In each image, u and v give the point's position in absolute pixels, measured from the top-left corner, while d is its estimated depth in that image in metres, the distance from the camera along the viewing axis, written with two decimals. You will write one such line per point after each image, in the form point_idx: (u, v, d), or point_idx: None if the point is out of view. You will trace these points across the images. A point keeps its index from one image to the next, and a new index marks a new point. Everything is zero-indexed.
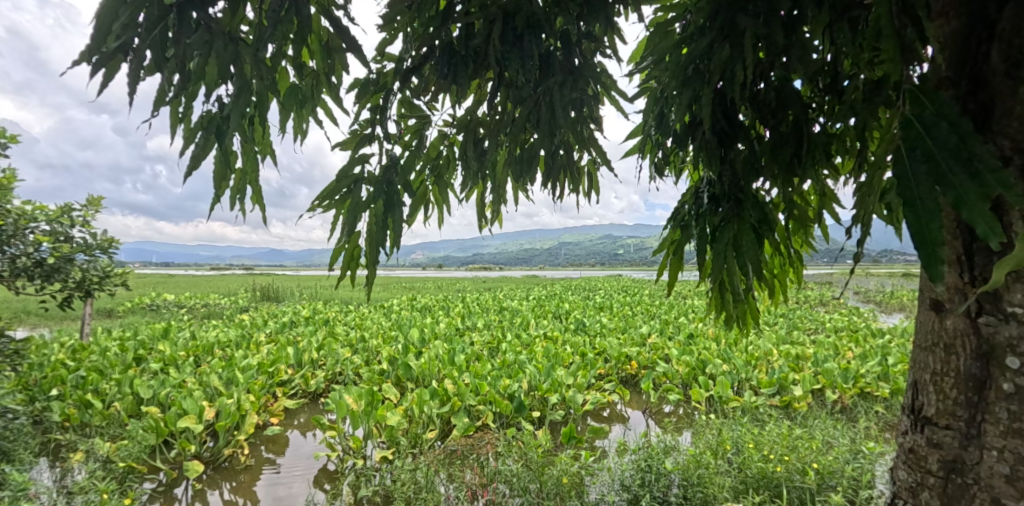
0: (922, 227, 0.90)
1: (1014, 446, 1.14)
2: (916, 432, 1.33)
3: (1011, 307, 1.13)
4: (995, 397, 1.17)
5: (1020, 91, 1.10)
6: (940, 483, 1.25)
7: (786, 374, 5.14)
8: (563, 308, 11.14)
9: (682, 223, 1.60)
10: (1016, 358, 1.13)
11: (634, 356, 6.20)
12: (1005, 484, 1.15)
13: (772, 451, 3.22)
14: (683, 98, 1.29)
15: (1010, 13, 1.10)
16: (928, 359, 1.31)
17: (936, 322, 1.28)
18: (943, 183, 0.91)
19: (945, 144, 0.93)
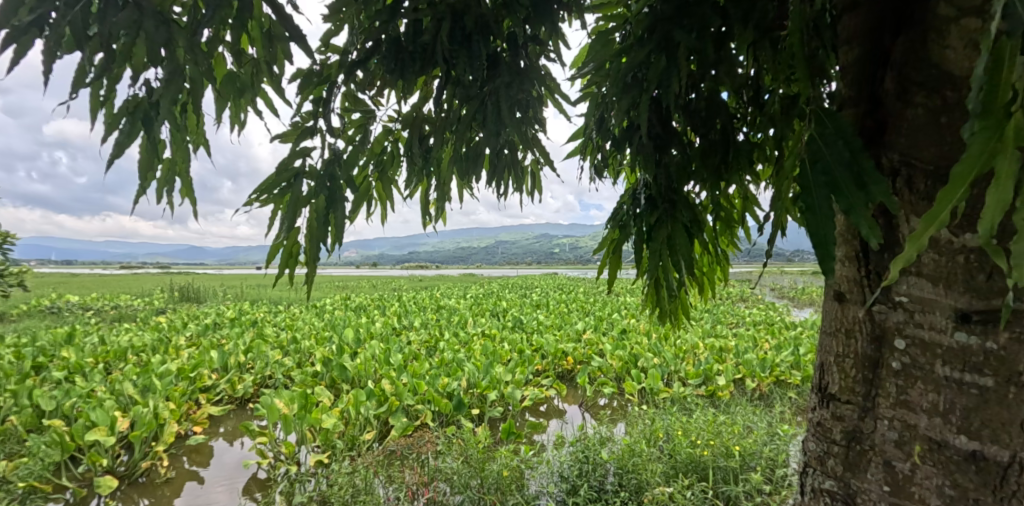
0: (818, 230, 1.01)
1: (903, 416, 1.12)
2: (819, 407, 1.28)
3: (898, 296, 1.12)
4: (887, 374, 1.15)
5: (908, 111, 1.12)
6: (842, 451, 1.21)
7: (711, 366, 5.47)
8: (500, 305, 11.26)
9: (621, 223, 1.68)
10: (904, 339, 1.11)
11: (570, 352, 6.37)
12: (896, 449, 1.13)
13: (698, 437, 3.45)
14: (622, 104, 1.35)
15: (902, 43, 1.13)
16: (830, 343, 1.27)
17: (837, 310, 1.25)
18: (838, 193, 1.02)
19: (841, 158, 1.04)
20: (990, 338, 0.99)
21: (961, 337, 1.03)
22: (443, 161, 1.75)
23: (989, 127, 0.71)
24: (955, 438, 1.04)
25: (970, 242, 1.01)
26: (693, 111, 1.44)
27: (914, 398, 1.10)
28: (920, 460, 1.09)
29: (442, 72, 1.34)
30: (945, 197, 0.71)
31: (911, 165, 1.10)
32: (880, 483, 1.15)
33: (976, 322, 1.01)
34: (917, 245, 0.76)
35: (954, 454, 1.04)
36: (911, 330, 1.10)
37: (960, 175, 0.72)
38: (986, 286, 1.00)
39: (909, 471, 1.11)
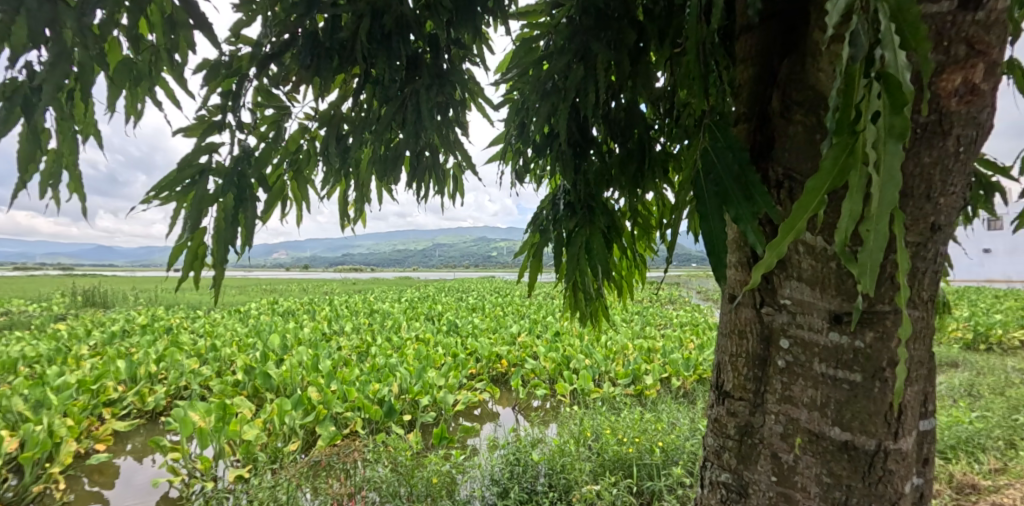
0: (712, 236, 1.06)
1: (788, 410, 1.07)
2: (715, 404, 1.23)
3: (783, 298, 1.07)
4: (773, 371, 1.10)
5: (790, 129, 1.08)
6: (735, 445, 1.16)
7: (639, 366, 5.68)
8: (435, 309, 11.15)
9: (541, 227, 1.69)
10: (787, 338, 1.07)
11: (504, 355, 6.41)
12: (782, 442, 1.08)
13: (625, 435, 3.56)
14: (542, 112, 1.38)
15: (788, 62, 1.09)
16: (724, 342, 1.22)
17: (731, 311, 1.21)
18: (728, 202, 1.06)
19: (730, 170, 1.08)
20: (860, 336, 0.97)
21: (835, 336, 1.00)
22: (362, 162, 1.70)
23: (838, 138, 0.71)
24: (831, 429, 1.01)
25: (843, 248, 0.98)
26: (612, 120, 1.50)
27: (796, 393, 1.05)
28: (802, 453, 1.05)
29: (361, 71, 1.32)
30: (800, 208, 0.71)
31: (793, 180, 1.07)
32: (767, 474, 1.10)
33: (849, 323, 0.98)
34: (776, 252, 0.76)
35: (830, 445, 1.01)
36: (794, 330, 1.06)
37: (815, 186, 0.71)
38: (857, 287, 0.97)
39: (792, 463, 1.06)
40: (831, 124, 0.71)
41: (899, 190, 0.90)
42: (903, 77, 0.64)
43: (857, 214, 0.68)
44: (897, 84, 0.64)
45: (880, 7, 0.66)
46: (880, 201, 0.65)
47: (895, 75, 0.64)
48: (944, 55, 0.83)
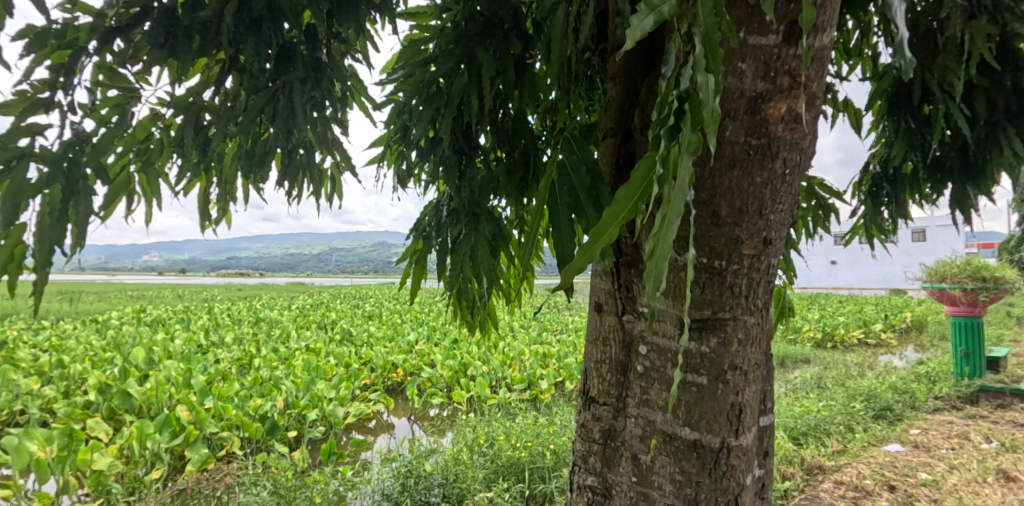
0: (564, 247, 1.06)
1: (645, 412, 1.12)
2: (584, 409, 1.27)
3: (642, 306, 1.13)
4: (634, 376, 1.15)
5: (650, 144, 1.12)
6: (600, 448, 1.21)
7: (534, 371, 5.80)
8: (329, 317, 10.63)
9: (423, 233, 1.66)
10: (645, 345, 1.12)
11: (400, 363, 6.23)
12: (641, 443, 1.13)
13: (518, 440, 3.61)
14: (425, 116, 1.36)
15: (648, 82, 1.13)
16: (592, 350, 1.27)
17: (598, 320, 1.25)
18: (580, 212, 1.07)
19: (583, 183, 1.09)
20: (705, 341, 1.03)
21: (685, 343, 1.05)
22: (226, 157, 1.56)
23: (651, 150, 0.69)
24: (681, 429, 1.06)
25: (680, 261, 1.03)
26: (500, 129, 1.51)
27: (652, 397, 1.11)
28: (658, 453, 1.10)
29: (226, 56, 1.23)
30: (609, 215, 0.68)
31: None
32: (629, 475, 1.15)
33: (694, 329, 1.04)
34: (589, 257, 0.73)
35: (681, 444, 1.06)
36: (651, 336, 1.11)
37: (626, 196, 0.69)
38: (699, 296, 1.02)
39: (649, 463, 1.11)
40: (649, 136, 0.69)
41: (737, 207, 0.99)
42: (710, 97, 0.60)
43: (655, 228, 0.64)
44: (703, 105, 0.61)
45: (696, 30, 0.63)
46: (670, 216, 0.61)
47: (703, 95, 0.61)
48: (772, 83, 0.93)
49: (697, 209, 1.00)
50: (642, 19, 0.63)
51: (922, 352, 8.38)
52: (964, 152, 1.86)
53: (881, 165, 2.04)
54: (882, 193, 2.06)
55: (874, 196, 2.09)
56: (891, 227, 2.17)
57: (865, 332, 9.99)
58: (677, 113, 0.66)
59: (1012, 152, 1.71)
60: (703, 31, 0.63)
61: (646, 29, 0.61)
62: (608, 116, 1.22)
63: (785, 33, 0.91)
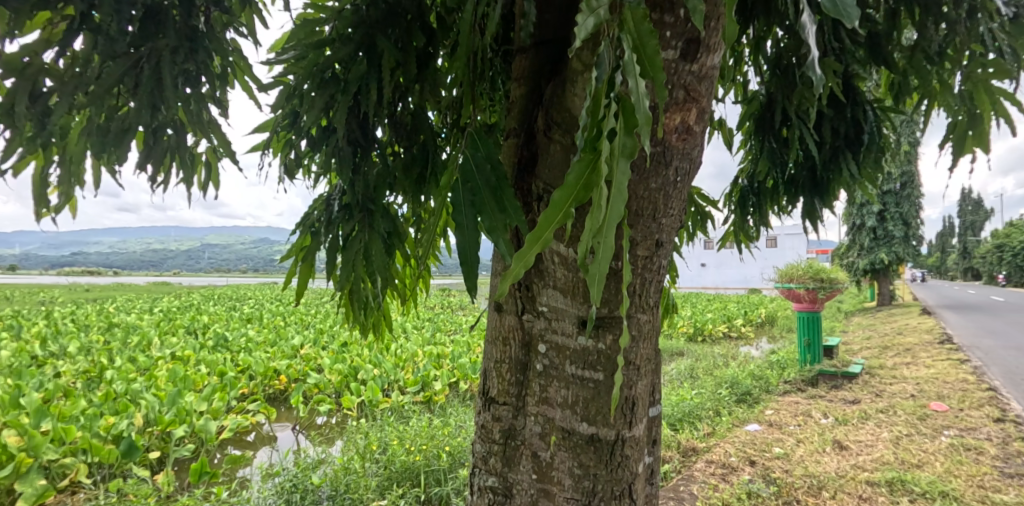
0: (465, 246, 1.00)
1: (545, 410, 1.15)
2: (484, 410, 1.26)
3: (541, 305, 1.14)
4: (533, 375, 1.17)
5: (551, 147, 1.14)
6: (500, 448, 1.21)
7: (428, 372, 5.72)
8: (199, 320, 9.67)
9: (312, 229, 1.55)
10: (544, 343, 1.14)
11: (283, 369, 5.84)
12: (540, 440, 1.15)
13: (413, 444, 3.54)
14: (317, 103, 1.27)
15: (552, 83, 1.15)
16: (491, 349, 1.26)
17: (497, 319, 1.25)
18: (482, 212, 1.03)
19: (487, 181, 1.05)
20: (601, 339, 1.08)
21: (583, 340, 1.09)
22: (74, 133, 1.34)
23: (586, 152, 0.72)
24: (579, 425, 1.10)
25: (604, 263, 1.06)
26: (398, 123, 1.46)
27: (551, 394, 1.13)
28: (557, 449, 1.13)
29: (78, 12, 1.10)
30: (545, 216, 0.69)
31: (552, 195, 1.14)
32: (528, 473, 1.16)
33: (592, 327, 1.08)
34: (526, 260, 0.74)
35: (579, 439, 1.10)
36: (551, 335, 1.14)
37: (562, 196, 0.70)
38: (598, 295, 1.07)
39: (549, 460, 1.14)
40: (582, 140, 0.71)
41: (634, 210, 1.04)
42: (642, 101, 0.64)
43: (594, 229, 0.66)
44: (633, 108, 0.65)
45: (623, 36, 0.67)
46: (608, 219, 0.64)
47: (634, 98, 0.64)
48: (669, 95, 0.99)
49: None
50: (585, 20, 0.65)
51: (773, 342, 9.52)
52: (812, 173, 2.11)
53: (748, 179, 2.30)
54: (749, 203, 2.33)
55: (742, 204, 2.37)
56: (755, 233, 2.46)
57: (729, 325, 11.10)
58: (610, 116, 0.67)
59: (848, 173, 1.99)
60: (634, 38, 0.67)
61: (589, 29, 0.63)
62: (513, 115, 1.23)
63: (682, 49, 0.97)
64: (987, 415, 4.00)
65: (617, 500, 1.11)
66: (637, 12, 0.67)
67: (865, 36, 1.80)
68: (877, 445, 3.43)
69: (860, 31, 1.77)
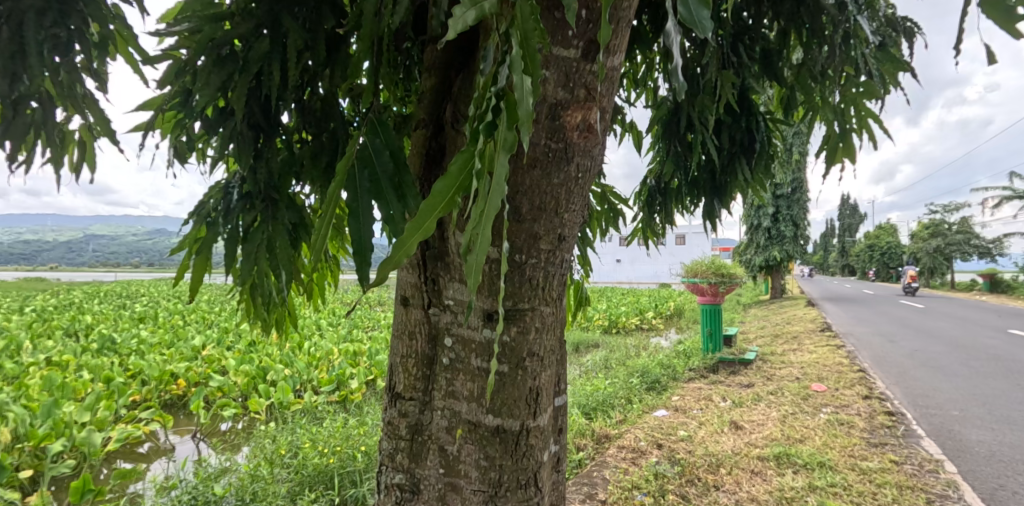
0: (360, 233, 0.99)
1: (451, 403, 1.15)
2: (391, 406, 1.25)
3: (448, 299, 1.14)
4: (440, 369, 1.16)
5: (459, 139, 1.14)
6: (408, 444, 1.20)
7: (344, 371, 5.54)
8: (80, 320, 8.70)
9: (207, 220, 1.41)
10: (450, 336, 1.14)
11: (181, 373, 5.40)
12: (446, 434, 1.15)
13: (326, 446, 3.41)
14: (213, 82, 1.19)
15: (462, 75, 1.14)
16: (398, 344, 1.25)
17: (404, 313, 1.24)
18: (380, 200, 1.01)
19: (386, 170, 1.04)
20: (505, 331, 1.08)
21: (487, 333, 1.09)
22: None
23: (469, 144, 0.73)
24: (485, 417, 1.11)
25: (497, 254, 1.06)
26: (308, 110, 1.41)
27: (457, 388, 1.13)
28: (463, 442, 1.13)
29: None
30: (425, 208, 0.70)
31: None
32: (436, 467, 1.16)
33: (497, 319, 1.08)
34: (403, 253, 0.73)
35: (485, 431, 1.11)
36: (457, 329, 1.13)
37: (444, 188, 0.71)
38: (502, 289, 1.07)
39: (456, 453, 1.13)
40: (468, 130, 0.72)
41: (536, 205, 1.06)
42: (525, 98, 0.65)
43: (476, 220, 0.67)
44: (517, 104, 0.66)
45: (512, 33, 0.67)
46: (487, 211, 0.64)
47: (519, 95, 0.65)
48: (570, 93, 1.02)
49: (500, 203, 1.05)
50: (464, 13, 0.64)
51: (681, 332, 10.12)
52: (712, 176, 2.25)
53: (655, 180, 2.42)
54: (656, 203, 2.47)
55: (649, 203, 2.50)
56: (661, 231, 2.61)
57: (641, 318, 11.66)
58: (494, 110, 0.69)
59: (743, 178, 2.16)
60: (521, 34, 0.67)
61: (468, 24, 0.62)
62: (424, 105, 1.21)
63: (583, 49, 1.02)
64: (857, 394, 4.51)
65: (523, 489, 1.13)
66: (526, 8, 0.67)
67: (760, 52, 1.97)
68: (767, 423, 3.76)
69: (756, 47, 1.94)
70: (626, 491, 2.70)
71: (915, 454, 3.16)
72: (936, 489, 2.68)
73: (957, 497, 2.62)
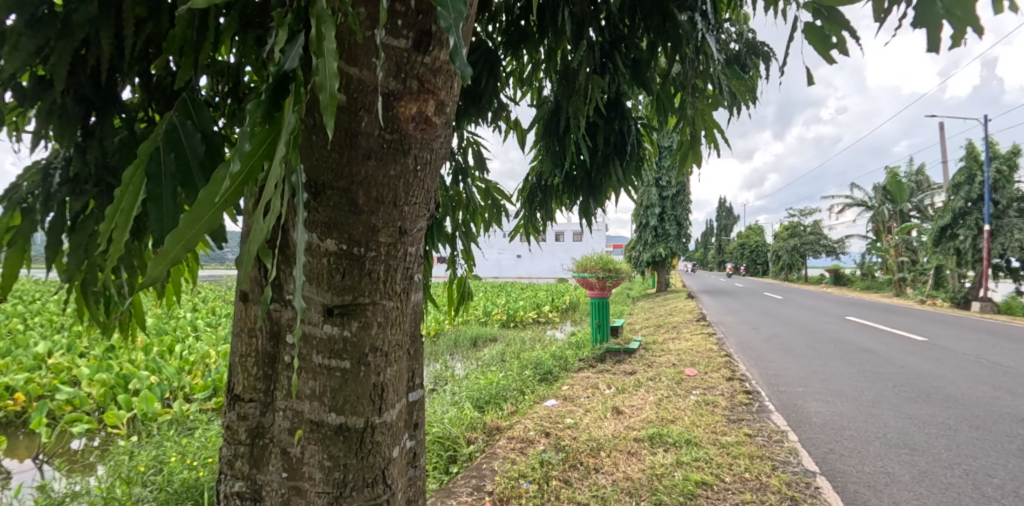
0: (161, 222, 1.00)
1: (294, 404, 1.10)
2: (229, 410, 1.17)
3: (289, 293, 1.10)
4: (282, 367, 1.12)
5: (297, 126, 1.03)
6: (248, 449, 1.14)
7: (222, 375, 5.11)
8: None
9: (22, 207, 1.24)
10: (292, 333, 1.10)
11: (19, 386, 4.67)
12: (289, 436, 1.11)
13: (195, 459, 3.13)
14: (25, 47, 1.05)
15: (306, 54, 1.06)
16: (236, 343, 1.18)
17: (243, 311, 1.17)
18: (187, 185, 1.05)
19: (195, 153, 1.08)
20: (347, 326, 1.08)
21: (328, 328, 1.08)
22: None
23: (262, 130, 0.85)
24: (329, 415, 1.09)
25: (329, 246, 1.05)
26: (155, 87, 1.29)
27: (299, 386, 1.10)
28: (306, 443, 1.09)
29: None
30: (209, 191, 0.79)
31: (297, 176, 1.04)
32: (278, 472, 1.11)
33: (337, 315, 1.08)
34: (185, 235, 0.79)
35: (328, 430, 1.09)
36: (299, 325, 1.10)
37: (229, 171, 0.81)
38: (343, 283, 1.07)
39: (299, 455, 1.10)
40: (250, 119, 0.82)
41: (374, 197, 1.04)
42: (327, 86, 0.77)
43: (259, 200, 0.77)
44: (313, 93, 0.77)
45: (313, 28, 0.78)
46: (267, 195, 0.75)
47: (319, 80, 0.77)
48: (402, 84, 1.00)
49: (336, 195, 1.03)
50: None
51: (575, 325, 10.54)
52: (587, 175, 2.37)
53: (536, 177, 2.49)
54: (536, 199, 2.55)
55: (530, 200, 2.58)
56: (542, 227, 2.70)
57: (538, 312, 11.98)
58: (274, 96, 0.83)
59: (615, 178, 2.30)
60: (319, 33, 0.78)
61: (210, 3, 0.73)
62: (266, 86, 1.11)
63: (414, 40, 0.99)
64: (722, 376, 5.00)
65: (370, 487, 1.12)
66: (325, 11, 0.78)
67: (631, 62, 2.07)
68: (644, 407, 4.05)
69: (629, 55, 2.05)
70: (513, 481, 2.77)
71: (765, 427, 3.56)
72: (780, 456, 3.05)
73: (796, 462, 2.99)
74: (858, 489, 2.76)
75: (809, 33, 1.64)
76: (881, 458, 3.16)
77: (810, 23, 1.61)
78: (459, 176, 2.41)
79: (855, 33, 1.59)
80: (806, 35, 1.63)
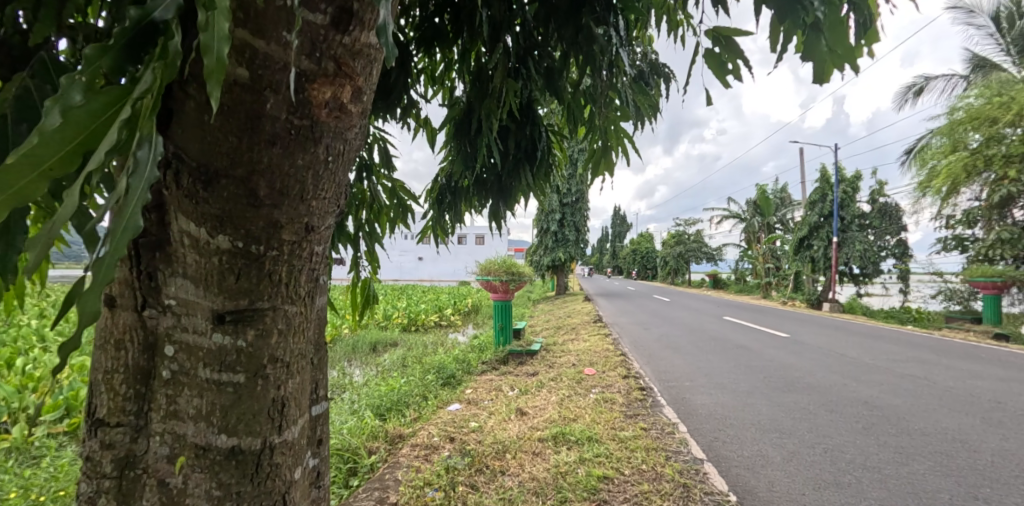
0: None
1: (173, 427, 0.98)
2: (89, 438, 1.01)
3: (168, 298, 0.97)
4: (158, 385, 0.98)
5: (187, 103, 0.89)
6: (114, 484, 0.98)
7: (77, 393, 4.46)
8: None
9: None
10: (172, 345, 0.97)
11: None
12: (167, 465, 0.98)
13: (41, 493, 2.69)
14: None
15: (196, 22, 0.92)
16: (98, 357, 1.02)
17: (108, 319, 1.01)
18: None
19: None
20: (241, 335, 0.97)
21: (217, 338, 0.97)
22: None
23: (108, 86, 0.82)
24: (217, 438, 0.98)
25: (223, 243, 0.94)
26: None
27: (180, 406, 0.97)
28: (190, 471, 0.97)
29: None
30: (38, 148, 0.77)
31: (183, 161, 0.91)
32: None
33: (229, 322, 0.97)
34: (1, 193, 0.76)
35: (217, 455, 0.98)
36: (179, 335, 0.97)
37: (67, 127, 0.78)
38: (236, 286, 0.96)
39: (181, 485, 0.97)
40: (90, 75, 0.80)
41: (278, 189, 0.95)
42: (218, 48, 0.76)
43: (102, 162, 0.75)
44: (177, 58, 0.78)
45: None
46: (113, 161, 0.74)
47: (208, 42, 0.76)
48: (316, 65, 0.92)
49: (232, 184, 0.92)
50: None
51: (477, 328, 10.55)
52: (498, 179, 2.37)
53: (446, 179, 2.44)
54: (446, 201, 2.51)
55: (439, 201, 2.53)
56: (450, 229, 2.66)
57: (440, 314, 11.83)
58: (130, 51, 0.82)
59: (526, 182, 2.34)
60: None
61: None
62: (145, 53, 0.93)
63: (333, 16, 0.91)
64: (618, 374, 5.25)
65: None
66: None
67: (545, 69, 2.08)
68: (547, 407, 4.13)
69: (543, 63, 2.07)
70: (417, 490, 2.69)
71: (658, 420, 3.79)
72: (672, 447, 3.24)
73: (686, 451, 3.21)
74: (740, 472, 3.00)
75: (707, 58, 1.76)
76: (758, 443, 3.48)
77: (709, 49, 1.72)
78: (363, 173, 2.31)
79: (747, 62, 1.73)
80: (705, 59, 1.75)
